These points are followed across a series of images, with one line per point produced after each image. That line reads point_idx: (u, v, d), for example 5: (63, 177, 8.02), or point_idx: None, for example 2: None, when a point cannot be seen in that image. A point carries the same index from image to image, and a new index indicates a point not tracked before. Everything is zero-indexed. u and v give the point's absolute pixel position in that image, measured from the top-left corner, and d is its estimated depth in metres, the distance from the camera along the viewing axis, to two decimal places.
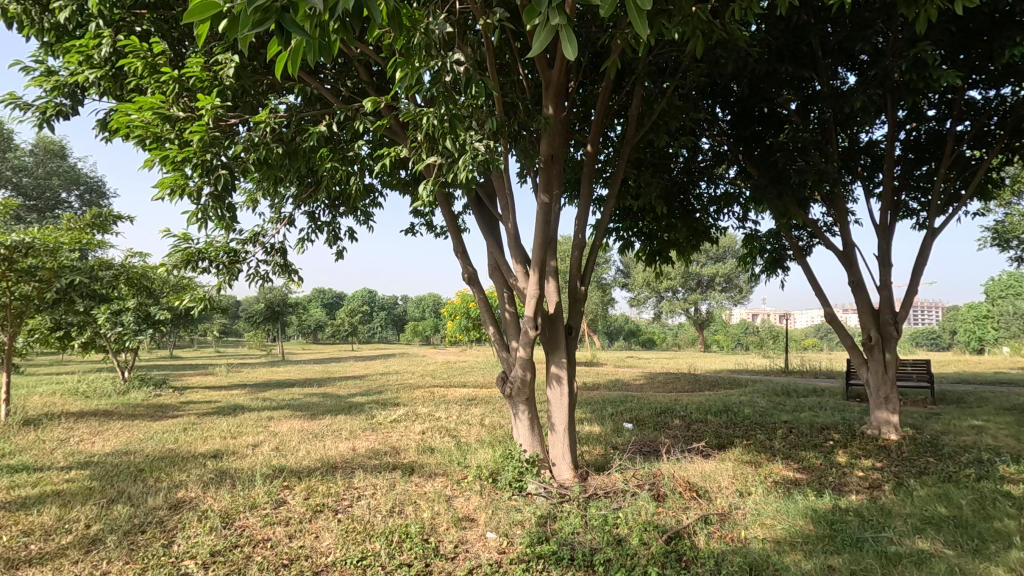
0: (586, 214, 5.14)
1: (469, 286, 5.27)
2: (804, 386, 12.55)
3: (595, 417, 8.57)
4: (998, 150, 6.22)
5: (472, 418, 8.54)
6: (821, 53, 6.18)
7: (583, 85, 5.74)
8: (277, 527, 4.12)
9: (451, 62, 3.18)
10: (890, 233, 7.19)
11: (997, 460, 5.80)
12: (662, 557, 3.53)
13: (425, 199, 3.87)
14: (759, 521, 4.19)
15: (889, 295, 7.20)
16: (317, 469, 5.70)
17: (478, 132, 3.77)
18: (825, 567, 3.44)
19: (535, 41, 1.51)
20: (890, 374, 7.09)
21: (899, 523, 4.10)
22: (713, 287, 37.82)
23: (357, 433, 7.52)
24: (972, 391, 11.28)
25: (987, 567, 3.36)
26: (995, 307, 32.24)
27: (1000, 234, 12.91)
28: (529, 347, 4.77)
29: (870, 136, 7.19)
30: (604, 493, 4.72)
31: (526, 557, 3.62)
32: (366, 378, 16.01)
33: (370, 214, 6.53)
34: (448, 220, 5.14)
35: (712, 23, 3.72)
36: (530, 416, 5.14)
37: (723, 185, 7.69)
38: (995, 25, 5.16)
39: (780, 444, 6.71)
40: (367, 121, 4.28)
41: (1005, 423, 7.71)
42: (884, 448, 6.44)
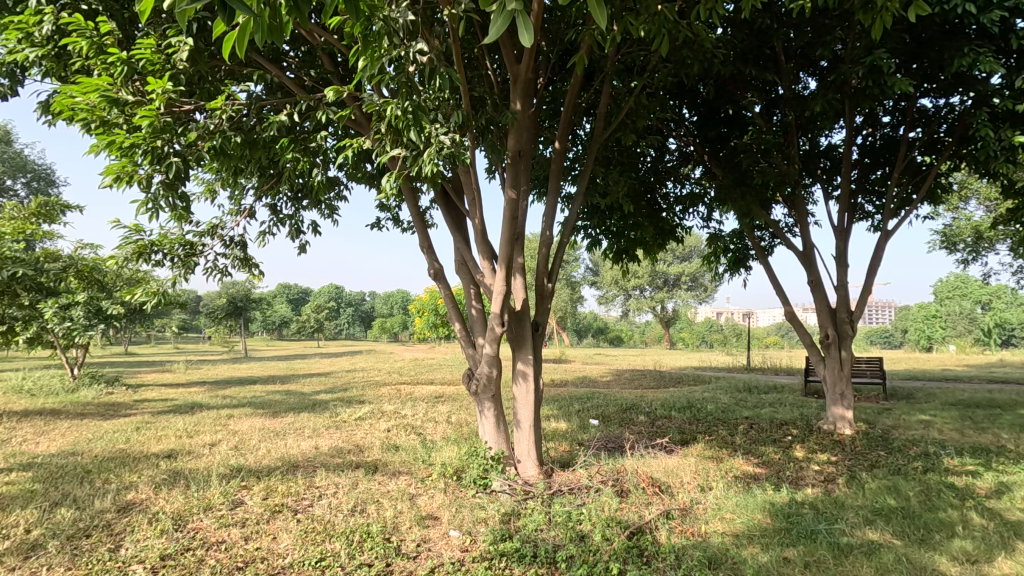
0: (553, 210, 5.12)
1: (435, 282, 5.19)
2: (764, 382, 12.92)
3: (562, 414, 8.63)
4: (947, 156, 6.49)
5: (439, 415, 8.47)
6: (783, 58, 6.34)
7: (552, 82, 5.72)
8: (233, 529, 3.99)
9: (414, 51, 3.12)
10: (847, 234, 7.42)
11: (942, 453, 6.07)
12: (624, 552, 3.55)
13: (388, 192, 3.76)
14: (719, 515, 4.27)
15: (845, 294, 7.43)
16: (278, 468, 5.55)
17: (443, 125, 3.71)
18: (781, 559, 3.53)
19: (492, 27, 1.46)
20: (846, 371, 7.32)
21: (851, 515, 4.25)
22: (679, 286, 38.53)
23: (320, 431, 7.39)
24: (921, 387, 11.82)
25: (932, 556, 3.50)
26: (943, 306, 33.87)
27: (947, 237, 13.54)
28: (496, 344, 4.72)
29: (829, 141, 7.42)
30: (568, 489, 4.74)
31: (489, 555, 3.60)
32: (332, 376, 15.71)
33: (335, 207, 6.38)
34: (414, 215, 5.05)
35: (678, 23, 3.74)
36: (495, 413, 5.10)
37: (689, 185, 7.82)
38: (946, 36, 5.36)
39: (741, 439, 6.86)
40: (330, 112, 4.15)
41: (951, 418, 8.07)
42: (839, 443, 6.65)
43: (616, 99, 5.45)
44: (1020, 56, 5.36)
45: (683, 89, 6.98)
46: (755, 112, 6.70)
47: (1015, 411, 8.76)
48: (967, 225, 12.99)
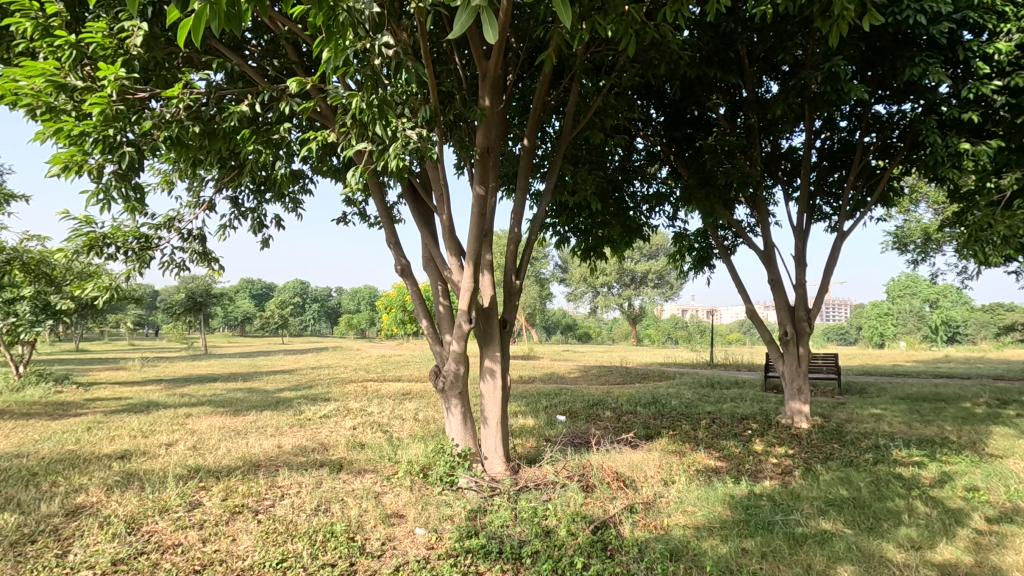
0: (522, 207, 5.12)
1: (402, 278, 5.13)
2: (727, 378, 13.25)
3: (529, 410, 8.65)
4: (899, 161, 6.76)
5: (405, 413, 8.40)
6: (747, 61, 6.49)
7: (522, 79, 5.73)
8: (189, 531, 3.87)
9: (380, 45, 3.06)
10: (805, 235, 7.67)
11: (891, 445, 6.34)
12: (589, 547, 3.59)
13: (354, 186, 3.70)
14: (681, 508, 4.37)
15: (803, 292, 7.67)
16: (239, 468, 5.41)
17: (410, 120, 3.67)
18: (739, 550, 3.63)
19: (456, 22, 1.44)
20: (804, 367, 7.57)
21: (806, 506, 4.40)
22: (646, 283, 39.15)
23: (283, 430, 7.24)
24: (873, 382, 12.34)
25: (880, 545, 3.65)
26: (894, 304, 35.41)
27: (899, 238, 14.17)
28: (463, 341, 4.69)
29: (790, 143, 7.65)
30: (534, 485, 4.77)
31: (454, 552, 3.60)
32: (296, 373, 15.37)
33: (299, 201, 6.24)
34: (381, 210, 4.97)
35: (645, 24, 3.79)
36: (462, 410, 5.08)
37: (656, 184, 7.95)
38: (899, 45, 5.56)
39: (704, 433, 7.03)
40: (294, 103, 4.05)
41: (899, 411, 8.45)
42: (796, 436, 6.88)
43: (585, 98, 5.48)
44: (966, 67, 5.63)
45: (650, 90, 7.07)
46: (720, 114, 6.84)
47: (958, 404, 9.23)
48: (917, 227, 13.61)
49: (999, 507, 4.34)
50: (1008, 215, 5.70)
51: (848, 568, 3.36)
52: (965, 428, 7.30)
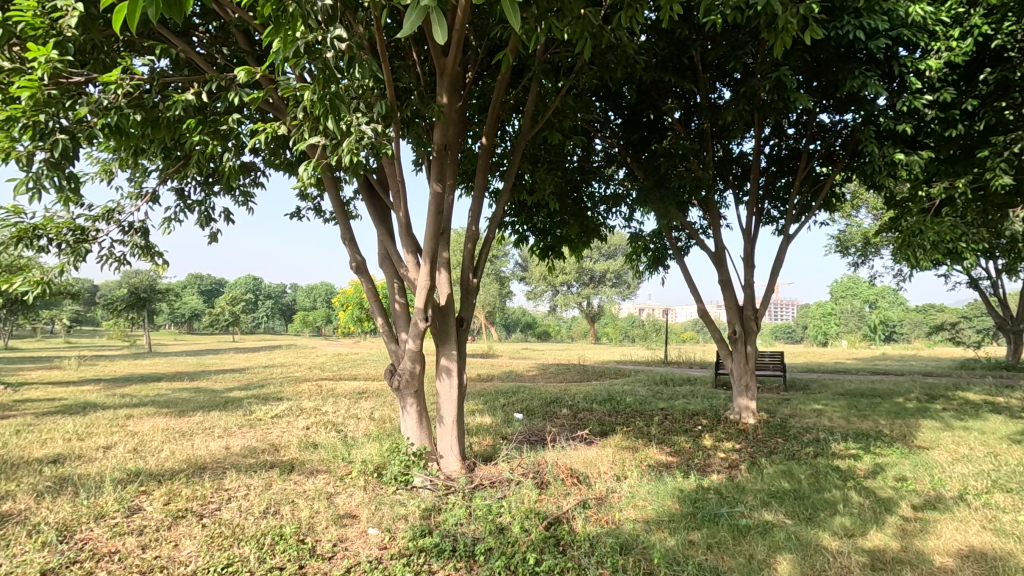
0: (480, 205, 5.12)
1: (357, 275, 5.04)
2: (680, 375, 13.67)
3: (487, 408, 8.67)
4: (841, 168, 7.11)
5: (361, 412, 8.28)
6: (701, 67, 6.69)
7: (481, 77, 5.72)
8: (128, 538, 3.70)
9: (333, 37, 2.98)
10: (754, 237, 7.96)
11: (830, 439, 6.67)
12: (541, 542, 3.62)
13: (305, 180, 3.58)
14: (632, 503, 4.47)
15: (751, 293, 7.97)
16: (183, 471, 5.20)
17: (364, 115, 3.60)
18: (686, 542, 3.75)
19: (404, 21, 1.43)
20: (751, 365, 7.85)
21: (750, 498, 4.58)
22: (604, 283, 39.82)
23: (232, 431, 6.99)
24: (815, 379, 12.98)
25: (816, 534, 3.84)
26: (837, 305, 37.23)
27: (841, 242, 15.03)
28: (419, 339, 4.64)
29: (741, 148, 7.92)
30: (489, 483, 4.78)
31: (407, 551, 3.58)
32: (246, 372, 14.75)
33: (250, 194, 6.04)
34: (336, 206, 4.85)
35: (601, 27, 3.87)
36: (418, 409, 5.03)
37: (613, 185, 8.08)
38: (839, 59, 5.85)
39: (656, 430, 7.20)
40: (243, 93, 3.92)
41: (838, 407, 8.91)
42: (743, 431, 7.14)
43: (544, 98, 5.53)
44: (900, 82, 5.99)
45: (608, 92, 7.19)
46: (675, 118, 7.03)
47: (891, 399, 9.79)
48: (857, 232, 14.44)
49: (924, 495, 4.64)
50: (936, 222, 6.10)
51: (788, 557, 3.52)
52: (897, 422, 7.75)
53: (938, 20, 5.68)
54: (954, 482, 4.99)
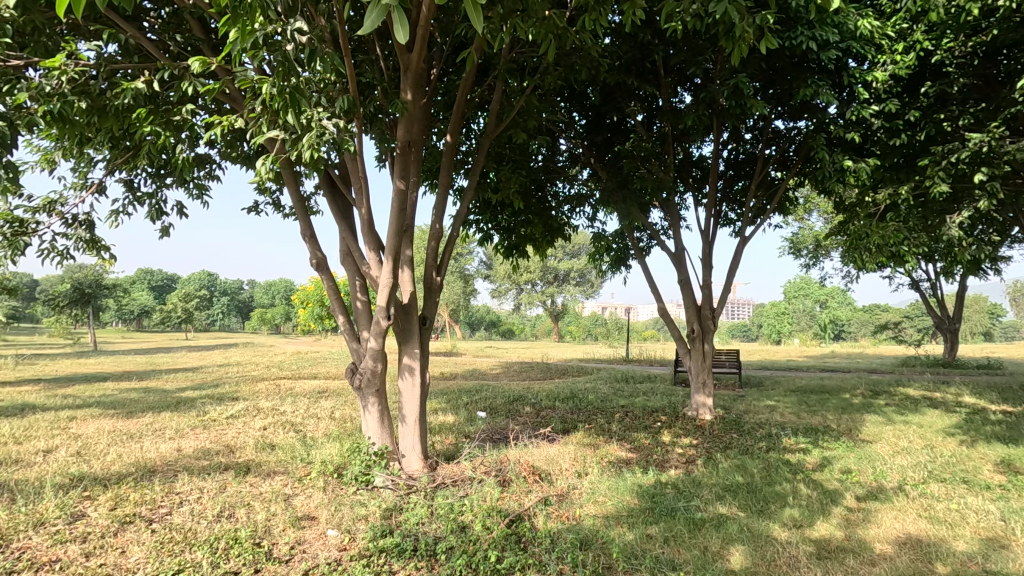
0: (444, 203, 5.09)
1: (318, 272, 4.94)
2: (640, 373, 13.96)
3: (450, 406, 8.65)
4: (794, 173, 7.39)
5: (321, 411, 8.12)
6: (663, 72, 6.82)
7: (446, 74, 5.69)
8: (70, 545, 3.53)
9: (292, 30, 2.92)
10: (712, 238, 8.19)
11: (781, 434, 6.93)
12: (502, 540, 3.64)
13: (263, 175, 3.50)
14: (592, 499, 4.55)
15: (709, 292, 8.19)
16: (131, 474, 5.00)
17: (325, 109, 3.54)
18: (644, 536, 3.84)
19: (364, 19, 1.41)
20: (708, 362, 8.07)
21: (705, 492, 4.72)
22: (568, 281, 40.22)
23: (184, 432, 6.76)
24: (769, 376, 13.47)
25: (767, 526, 3.99)
26: (789, 305, 38.68)
27: (794, 245, 15.63)
28: (381, 338, 4.58)
29: (700, 152, 8.14)
30: (451, 481, 4.78)
31: (367, 552, 3.54)
32: (200, 371, 14.25)
33: (205, 188, 5.83)
34: (295, 201, 4.74)
35: (566, 29, 3.92)
36: (380, 408, 4.96)
37: (577, 185, 8.17)
38: (794, 68, 6.06)
39: (617, 427, 7.34)
40: (198, 83, 3.79)
41: (790, 403, 9.26)
42: (700, 427, 7.35)
43: (509, 97, 5.55)
44: (849, 92, 6.25)
45: (573, 93, 7.26)
46: (638, 121, 7.16)
47: (838, 395, 10.24)
48: (809, 234, 15.04)
49: (867, 486, 4.88)
50: (881, 226, 6.41)
51: (740, 548, 3.65)
52: (844, 417, 8.12)
53: (884, 34, 5.96)
54: (894, 473, 5.27)
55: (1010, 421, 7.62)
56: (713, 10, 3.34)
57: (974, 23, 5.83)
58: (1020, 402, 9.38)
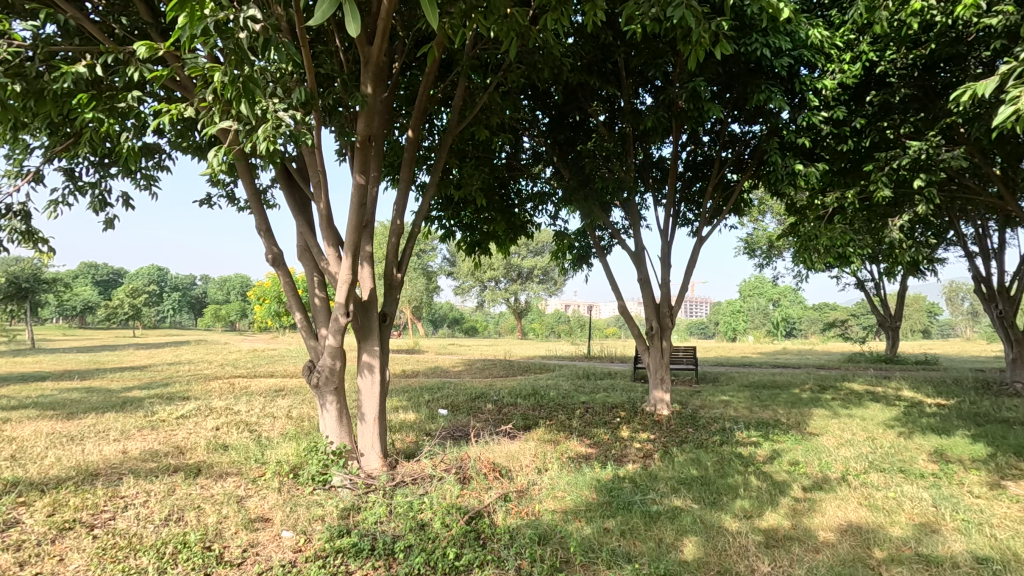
0: (405, 200, 5.03)
1: (274, 268, 4.80)
2: (601, 370, 14.18)
3: (411, 404, 8.57)
4: (748, 175, 7.64)
5: (277, 410, 7.91)
6: (624, 73, 6.93)
7: (408, 68, 5.62)
8: (2, 555, 3.33)
9: (246, 17, 2.82)
10: (671, 238, 8.37)
11: (734, 428, 7.16)
12: (462, 537, 3.64)
13: (215, 167, 3.38)
14: (552, 494, 4.60)
15: (667, 290, 8.37)
16: (71, 478, 4.75)
17: (281, 100, 3.44)
18: (602, 529, 3.91)
19: (314, 11, 1.38)
20: (666, 359, 8.26)
21: (661, 486, 4.84)
22: (532, 279, 40.43)
23: (130, 433, 6.47)
24: (724, 372, 13.90)
25: (719, 517, 4.13)
26: (744, 303, 39.97)
27: (749, 245, 16.16)
28: (340, 335, 4.49)
29: (660, 153, 8.30)
30: (411, 480, 4.74)
31: (324, 553, 3.48)
32: (148, 370, 13.67)
33: (153, 178, 5.59)
34: (250, 194, 4.59)
35: (528, 27, 3.93)
36: (338, 406, 4.86)
37: (540, 183, 8.22)
38: (749, 73, 6.25)
39: (577, 423, 7.43)
40: (145, 69, 3.63)
41: (743, 398, 9.60)
42: (657, 423, 7.52)
43: (472, 93, 5.53)
44: (800, 99, 6.49)
45: (536, 92, 7.28)
46: (600, 121, 7.25)
47: (788, 390, 10.67)
48: (763, 235, 15.59)
49: (813, 477, 5.11)
50: (829, 228, 6.70)
51: (693, 539, 3.76)
52: (793, 411, 8.46)
53: (833, 44, 6.23)
54: (838, 464, 5.53)
55: (944, 414, 8.09)
56: (671, 15, 3.43)
57: (915, 37, 6.15)
58: (952, 395, 9.99)
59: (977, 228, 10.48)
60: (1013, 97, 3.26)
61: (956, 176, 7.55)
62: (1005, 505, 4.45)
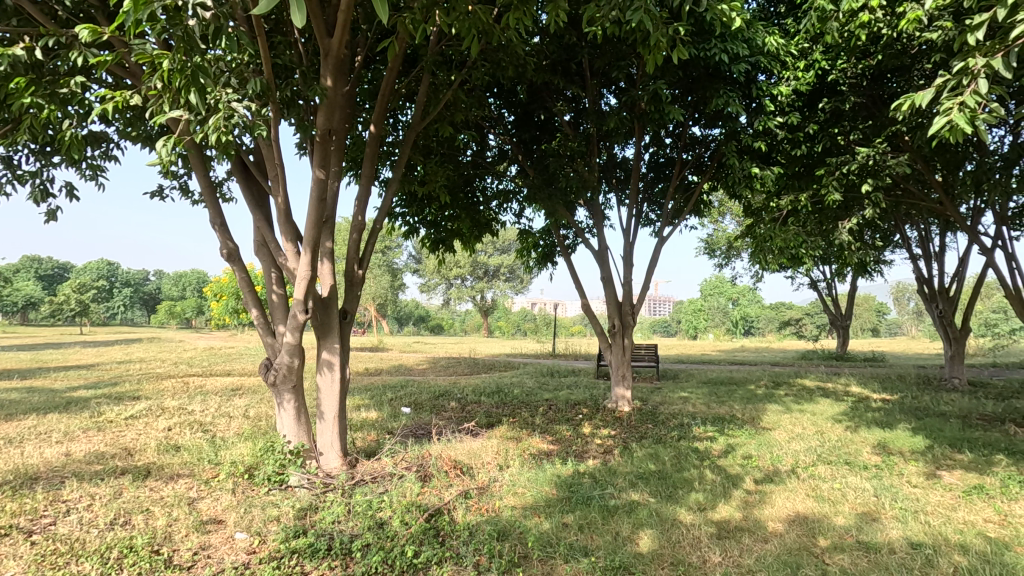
0: (367, 195, 4.96)
1: (229, 263, 4.66)
2: (565, 367, 14.32)
3: (373, 403, 8.46)
4: (708, 178, 7.84)
5: (234, 410, 7.68)
6: (588, 74, 6.99)
7: (371, 61, 5.53)
8: None
9: (195, 3, 2.71)
10: (633, 237, 8.51)
11: (691, 423, 7.35)
12: (420, 534, 3.63)
13: (164, 158, 3.25)
14: (512, 491, 4.63)
15: (629, 289, 8.51)
16: (8, 482, 4.52)
17: (235, 90, 3.33)
18: (560, 524, 3.96)
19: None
20: (628, 356, 8.40)
21: (620, 480, 4.93)
22: (498, 277, 40.48)
23: (74, 434, 6.19)
24: (685, 369, 14.24)
25: (675, 510, 4.23)
26: (705, 302, 41.09)
27: (709, 245, 16.59)
28: (298, 332, 4.39)
29: (624, 154, 8.42)
30: (371, 478, 4.70)
31: (279, 554, 3.41)
32: (95, 369, 13.09)
33: (100, 168, 5.35)
34: (204, 186, 4.43)
35: (491, 25, 3.93)
36: (296, 405, 4.76)
37: (505, 181, 8.23)
38: (709, 77, 6.40)
39: (540, 420, 7.49)
40: (89, 54, 3.46)
41: (702, 394, 9.85)
42: (618, 418, 7.66)
43: (436, 89, 5.48)
44: (757, 104, 6.68)
45: (502, 90, 7.28)
46: (564, 120, 7.30)
47: (744, 386, 11.02)
48: (723, 236, 16.02)
49: (764, 470, 5.30)
50: (783, 230, 6.94)
51: (648, 532, 3.85)
52: (748, 406, 8.74)
53: (788, 52, 6.44)
54: (788, 457, 5.74)
55: (887, 408, 8.50)
56: (630, 18, 3.48)
57: (864, 48, 6.42)
58: (896, 390, 10.50)
59: (921, 232, 11.02)
60: (947, 109, 3.47)
61: (901, 181, 7.92)
62: (939, 493, 4.71)
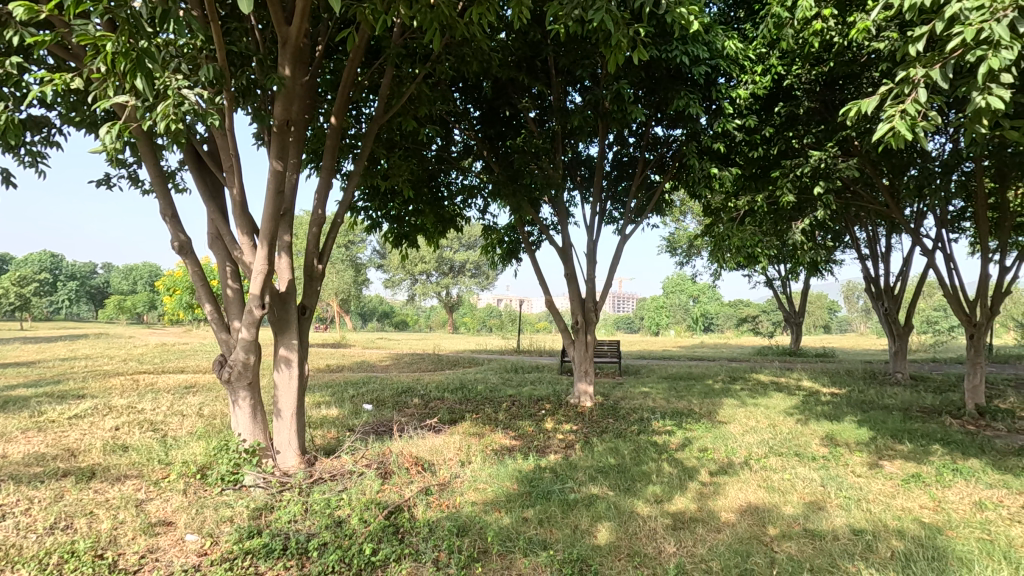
0: (327, 188, 4.85)
1: (180, 256, 4.49)
2: (529, 363, 14.40)
3: (334, 399, 8.32)
4: (669, 177, 7.99)
5: (187, 408, 7.43)
6: (553, 72, 7.02)
7: (332, 51, 5.41)
8: None
9: None
10: (596, 235, 8.62)
11: (651, 418, 7.49)
12: (379, 532, 3.59)
13: (108, 145, 3.10)
14: (473, 487, 4.64)
15: (593, 286, 8.61)
16: None
17: (185, 76, 3.20)
18: (520, 519, 3.99)
19: None
20: (591, 352, 8.50)
21: (580, 474, 5.00)
22: (464, 273, 40.34)
23: (12, 435, 5.87)
24: (646, 365, 14.50)
25: (633, 502, 4.32)
26: (667, 299, 41.93)
27: (671, 243, 16.92)
28: (254, 328, 4.27)
29: (588, 151, 8.50)
30: (330, 476, 4.63)
31: (231, 555, 3.32)
32: (36, 366, 12.42)
33: (40, 154, 5.06)
34: (154, 176, 4.25)
35: (454, 20, 3.91)
36: (252, 402, 4.63)
37: (470, 177, 8.19)
38: (671, 78, 6.53)
39: (503, 415, 7.52)
40: (26, 33, 3.27)
41: (662, 389, 10.07)
42: (580, 414, 7.75)
43: (399, 82, 5.40)
44: (717, 106, 6.84)
45: (466, 85, 7.24)
46: (529, 117, 7.31)
47: (702, 381, 11.30)
48: (684, 235, 16.37)
49: (719, 462, 5.46)
50: (740, 229, 7.15)
51: (606, 525, 3.92)
52: (705, 401, 8.98)
53: (746, 56, 6.62)
54: (742, 450, 5.93)
55: (836, 402, 8.87)
56: (592, 17, 3.52)
57: (818, 55, 6.65)
58: (844, 385, 10.96)
59: (869, 233, 11.52)
60: (890, 116, 3.64)
61: (850, 184, 8.25)
62: (880, 482, 4.95)
